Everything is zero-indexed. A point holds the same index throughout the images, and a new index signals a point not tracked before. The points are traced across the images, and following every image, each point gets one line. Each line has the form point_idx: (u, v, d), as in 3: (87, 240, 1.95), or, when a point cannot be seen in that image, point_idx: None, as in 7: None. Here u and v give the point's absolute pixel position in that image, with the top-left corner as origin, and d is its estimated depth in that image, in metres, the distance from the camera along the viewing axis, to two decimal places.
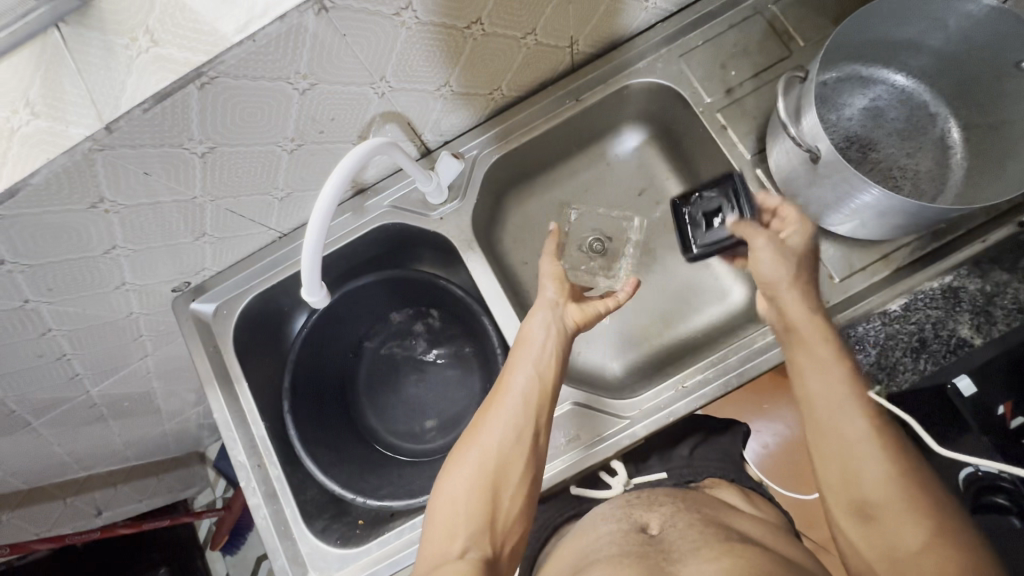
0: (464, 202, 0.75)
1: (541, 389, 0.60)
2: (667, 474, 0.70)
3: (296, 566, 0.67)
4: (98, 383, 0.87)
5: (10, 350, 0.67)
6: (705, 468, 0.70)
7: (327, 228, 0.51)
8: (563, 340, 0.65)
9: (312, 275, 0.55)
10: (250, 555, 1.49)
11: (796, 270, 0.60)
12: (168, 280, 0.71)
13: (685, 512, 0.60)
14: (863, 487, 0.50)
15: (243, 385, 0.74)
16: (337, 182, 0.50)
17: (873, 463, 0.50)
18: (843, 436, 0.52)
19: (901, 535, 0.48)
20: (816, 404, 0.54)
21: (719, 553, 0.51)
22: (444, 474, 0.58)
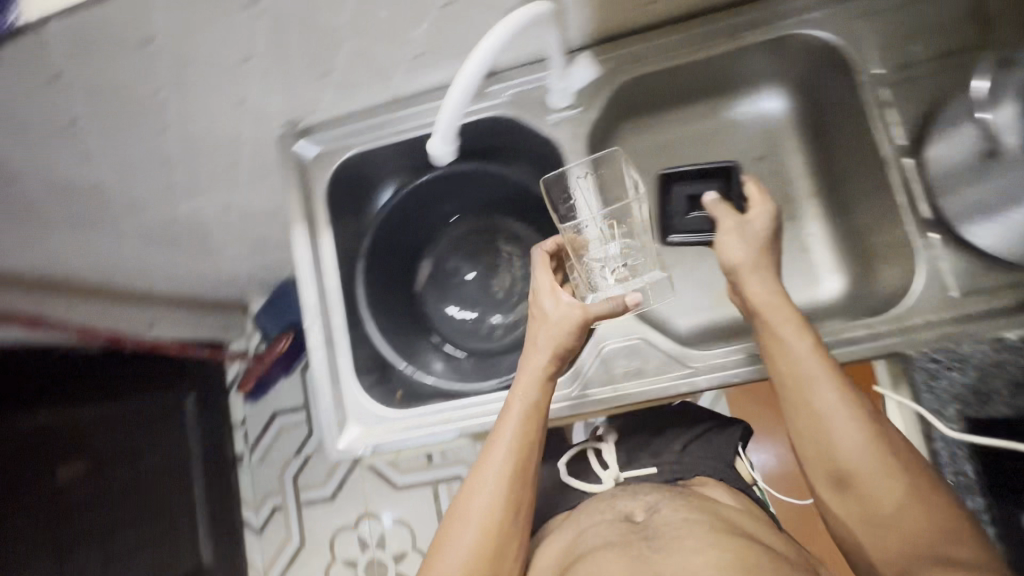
0: (585, 113, 0.72)
1: (525, 464, 0.63)
2: (658, 470, 0.81)
3: (339, 412, 0.71)
4: (188, 201, 0.91)
5: (130, 139, 0.69)
6: (695, 467, 0.79)
7: (495, 58, 0.50)
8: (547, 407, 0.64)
9: (453, 115, 0.53)
10: (267, 408, 1.69)
11: (758, 256, 0.62)
12: (283, 112, 0.71)
13: (667, 500, 0.70)
14: (849, 462, 0.54)
15: (325, 233, 0.75)
16: (519, 21, 0.50)
17: (848, 434, 0.54)
18: (825, 415, 0.56)
19: (882, 503, 0.53)
20: (794, 377, 0.57)
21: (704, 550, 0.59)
22: (443, 540, 0.62)
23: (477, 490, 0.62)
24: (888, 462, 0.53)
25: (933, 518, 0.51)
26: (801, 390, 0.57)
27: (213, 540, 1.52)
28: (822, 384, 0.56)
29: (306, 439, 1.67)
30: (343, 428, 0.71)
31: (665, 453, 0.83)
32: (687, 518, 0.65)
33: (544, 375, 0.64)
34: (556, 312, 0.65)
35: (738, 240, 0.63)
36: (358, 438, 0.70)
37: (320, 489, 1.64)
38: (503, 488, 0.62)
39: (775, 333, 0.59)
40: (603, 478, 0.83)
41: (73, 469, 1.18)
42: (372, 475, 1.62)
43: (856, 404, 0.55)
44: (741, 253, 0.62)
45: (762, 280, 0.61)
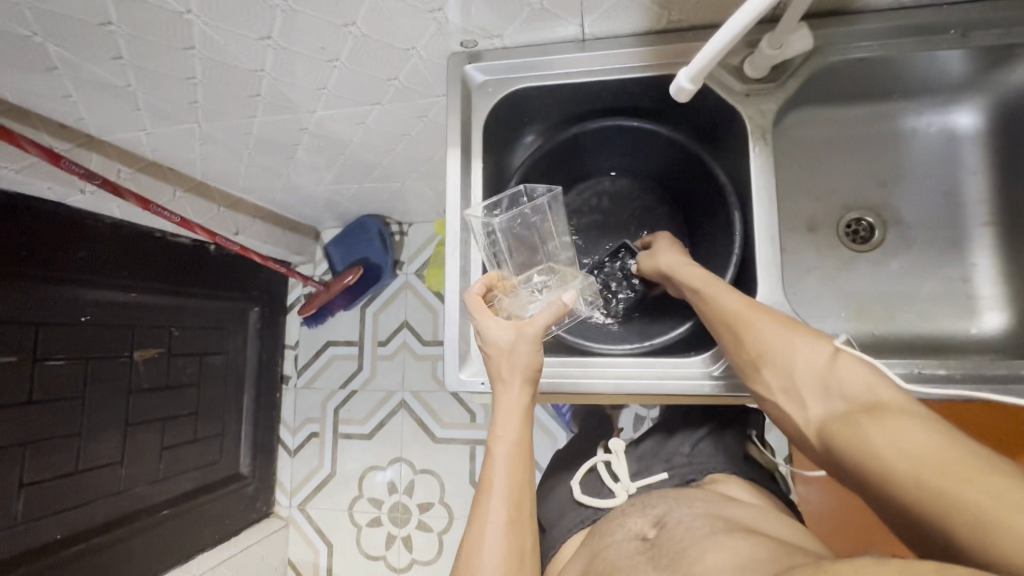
0: (778, 89, 0.68)
1: (521, 480, 0.59)
2: (668, 474, 0.82)
3: (463, 346, 0.69)
4: (326, 109, 0.90)
5: (311, 27, 0.67)
6: (706, 464, 0.82)
7: None
8: (526, 433, 0.61)
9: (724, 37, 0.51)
10: (322, 336, 1.70)
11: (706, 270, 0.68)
12: (466, 30, 0.69)
13: (675, 511, 0.68)
14: (781, 362, 0.55)
15: (478, 164, 0.74)
16: None
17: (766, 349, 0.57)
18: (753, 334, 0.58)
19: (816, 393, 0.53)
20: (726, 324, 0.60)
21: (719, 547, 0.57)
22: None
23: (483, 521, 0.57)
24: (817, 364, 0.54)
25: (862, 386, 0.50)
26: (730, 325, 0.60)
27: (252, 452, 1.57)
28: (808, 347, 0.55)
29: (354, 374, 1.68)
30: (464, 364, 0.69)
31: (674, 457, 0.85)
32: (688, 529, 0.63)
33: (524, 407, 0.61)
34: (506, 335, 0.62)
35: (670, 252, 0.73)
36: (477, 377, 0.68)
37: (359, 424, 1.66)
38: (506, 526, 0.57)
39: (708, 295, 0.64)
40: (616, 490, 0.82)
41: (147, 354, 1.23)
42: (412, 422, 1.62)
43: (779, 323, 0.58)
44: (676, 257, 0.71)
45: (726, 287, 0.63)
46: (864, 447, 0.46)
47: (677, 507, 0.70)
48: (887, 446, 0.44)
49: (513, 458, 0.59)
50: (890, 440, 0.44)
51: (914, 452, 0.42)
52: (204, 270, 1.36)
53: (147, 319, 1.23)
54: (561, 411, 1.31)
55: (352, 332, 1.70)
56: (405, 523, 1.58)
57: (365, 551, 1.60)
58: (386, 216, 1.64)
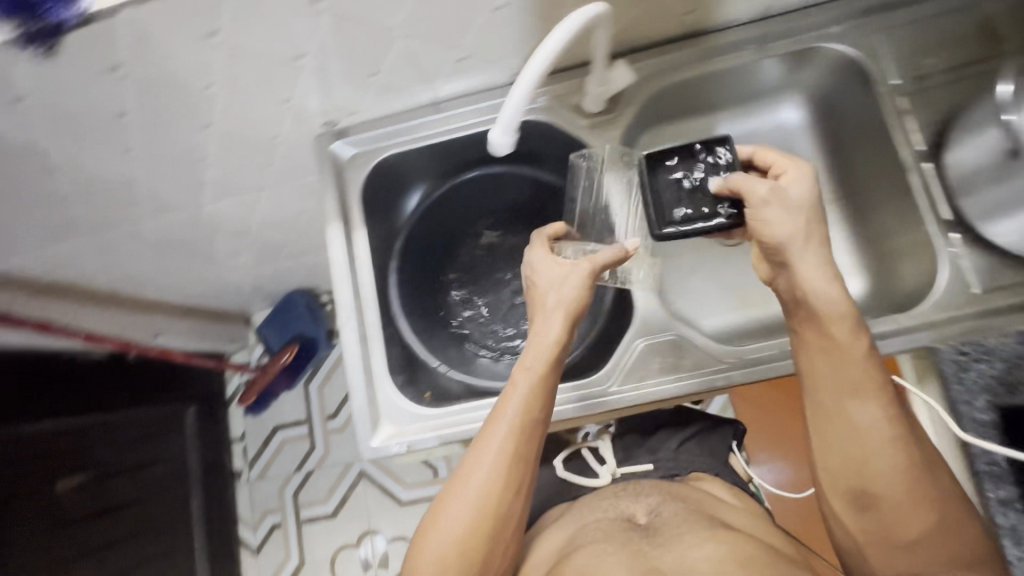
0: (617, 118, 0.74)
1: (531, 420, 0.62)
2: (654, 466, 0.85)
3: (372, 409, 0.70)
4: (212, 202, 0.92)
5: (170, 134, 0.69)
6: (691, 463, 0.85)
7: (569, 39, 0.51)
8: (551, 378, 0.63)
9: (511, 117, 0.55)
10: (269, 421, 1.66)
11: (806, 229, 0.61)
12: (324, 112, 0.73)
13: (670, 502, 0.75)
14: (871, 450, 0.59)
15: (361, 232, 0.77)
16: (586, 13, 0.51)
17: (880, 462, 0.59)
18: (869, 428, 0.59)
19: (899, 524, 0.59)
20: (846, 391, 0.60)
21: (705, 540, 0.66)
22: (440, 506, 0.62)
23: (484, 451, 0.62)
24: (911, 494, 0.58)
25: (902, 497, 0.59)
26: (846, 401, 0.60)
27: (212, 559, 1.48)
28: (875, 423, 0.59)
29: (309, 453, 1.63)
30: (377, 427, 0.70)
31: (661, 450, 0.88)
32: (681, 517, 0.72)
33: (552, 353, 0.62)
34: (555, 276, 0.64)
35: (783, 210, 0.61)
36: (391, 438, 0.69)
37: (322, 505, 1.60)
38: (505, 462, 0.61)
39: (826, 328, 0.60)
40: (602, 474, 0.86)
41: (73, 483, 1.16)
42: (377, 490, 1.58)
43: (884, 419, 0.59)
44: (788, 228, 0.60)
45: (818, 257, 0.60)
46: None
47: (668, 500, 0.76)
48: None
49: (534, 397, 0.61)
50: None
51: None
52: (125, 382, 1.31)
53: (68, 444, 1.16)
54: None
55: (300, 411, 1.66)
56: None
57: None
58: (313, 288, 1.63)
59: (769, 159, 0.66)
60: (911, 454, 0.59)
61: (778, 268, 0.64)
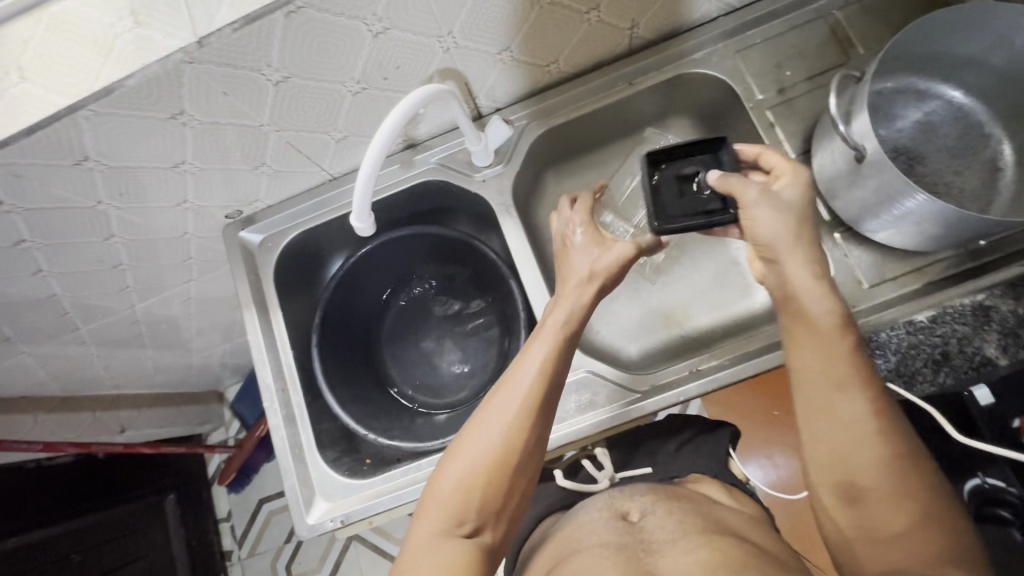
0: (508, 168, 0.77)
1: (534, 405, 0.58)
2: (653, 470, 0.81)
3: (305, 489, 0.71)
4: (143, 300, 0.94)
5: (74, 251, 0.72)
6: (691, 464, 0.80)
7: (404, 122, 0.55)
8: (553, 381, 0.59)
9: (362, 203, 0.59)
10: (253, 496, 1.64)
11: (795, 230, 0.58)
12: (225, 205, 0.75)
13: (665, 503, 0.69)
14: (845, 435, 0.54)
15: (278, 313, 0.78)
16: (411, 103, 0.55)
17: (860, 451, 0.53)
18: (852, 418, 0.54)
19: (889, 520, 0.52)
20: (827, 380, 0.55)
21: (697, 546, 0.60)
22: (447, 457, 0.59)
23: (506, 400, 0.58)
24: (899, 487, 0.52)
25: (891, 490, 0.52)
26: (827, 391, 0.55)
27: None
28: (857, 411, 0.54)
29: None
30: (311, 506, 0.70)
31: (661, 454, 0.84)
32: (674, 524, 0.65)
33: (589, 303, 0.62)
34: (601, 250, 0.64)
35: (773, 213, 0.58)
36: (326, 515, 0.69)
37: (315, 575, 1.57)
38: (506, 431, 0.57)
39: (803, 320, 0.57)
40: (600, 478, 0.82)
41: None
42: (368, 551, 1.56)
43: (869, 410, 0.54)
44: (776, 227, 0.58)
45: (805, 257, 0.57)
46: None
47: (661, 500, 0.70)
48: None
49: (543, 376, 0.58)
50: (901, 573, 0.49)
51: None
52: (94, 482, 1.31)
53: (43, 554, 1.14)
54: None
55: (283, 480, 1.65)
56: None
57: None
58: None
59: (771, 161, 0.61)
60: (896, 447, 0.53)
61: (767, 266, 0.60)
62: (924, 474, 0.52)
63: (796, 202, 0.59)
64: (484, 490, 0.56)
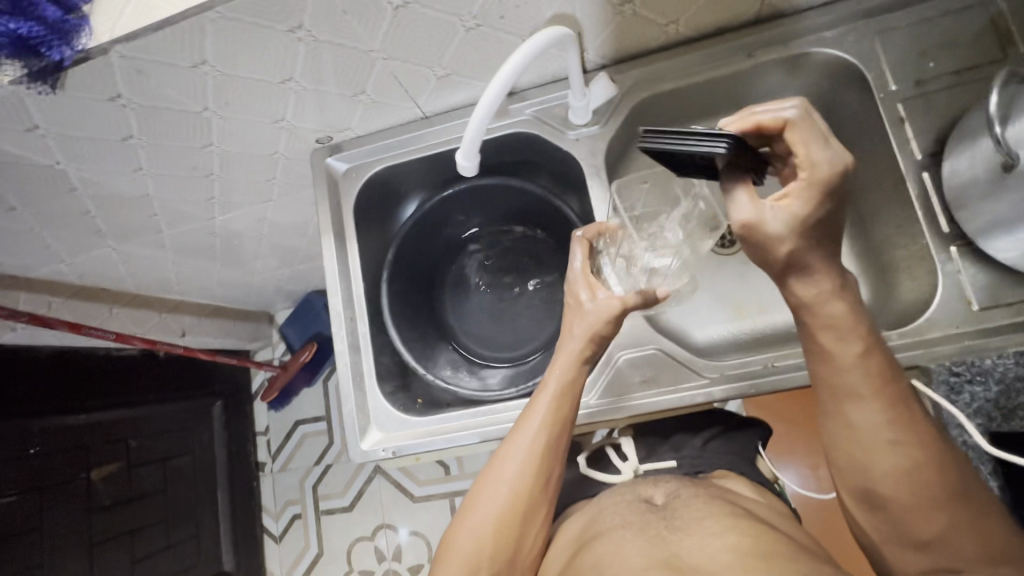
0: (604, 130, 0.74)
1: (541, 455, 0.63)
2: (677, 463, 0.80)
3: (362, 416, 0.73)
4: (224, 213, 0.96)
5: (174, 154, 0.74)
6: (717, 461, 0.79)
7: (529, 63, 0.54)
8: (561, 430, 0.64)
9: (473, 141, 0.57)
10: (291, 416, 1.73)
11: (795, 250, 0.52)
12: (317, 129, 0.76)
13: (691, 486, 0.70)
14: (862, 449, 0.55)
15: (353, 244, 0.79)
16: (534, 48, 0.53)
17: (881, 461, 0.54)
18: (867, 428, 0.55)
19: (918, 524, 0.53)
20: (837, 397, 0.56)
21: (724, 530, 0.59)
22: (464, 516, 0.65)
23: (507, 461, 0.64)
24: (920, 494, 0.53)
25: (917, 494, 0.53)
26: (841, 403, 0.56)
27: (235, 547, 1.56)
28: (874, 421, 0.55)
29: (327, 448, 1.70)
30: (365, 434, 0.73)
31: (686, 447, 0.83)
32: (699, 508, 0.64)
33: (583, 355, 0.64)
34: (591, 304, 0.65)
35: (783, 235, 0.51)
36: (378, 444, 0.72)
37: (339, 498, 1.66)
38: (515, 485, 0.63)
39: (817, 340, 0.56)
40: (624, 469, 0.80)
41: (106, 471, 1.25)
42: (390, 485, 1.63)
43: (885, 419, 0.55)
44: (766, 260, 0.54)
45: (817, 270, 0.54)
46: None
47: (686, 484, 0.71)
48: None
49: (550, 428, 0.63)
50: None
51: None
52: (157, 377, 1.40)
53: (104, 434, 1.26)
54: None
55: (320, 406, 1.72)
56: None
57: None
58: None
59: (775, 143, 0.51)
60: (914, 455, 0.54)
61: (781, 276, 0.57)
62: (948, 476, 0.53)
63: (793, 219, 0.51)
64: (496, 541, 0.62)
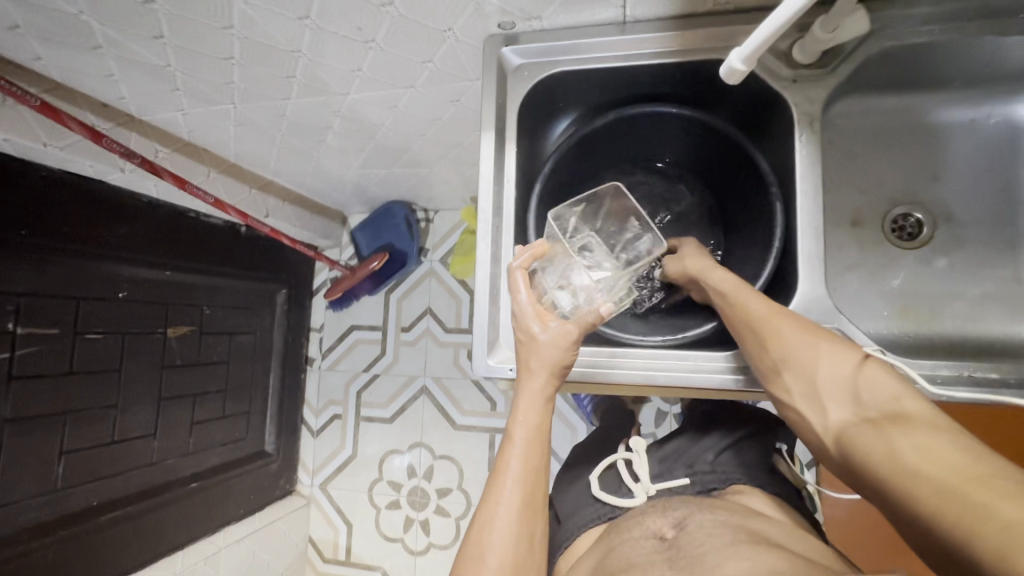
0: (827, 76, 0.65)
1: (525, 503, 0.58)
2: (690, 480, 0.76)
3: (493, 329, 0.69)
4: (358, 92, 0.90)
5: (348, 7, 0.66)
6: (730, 476, 0.75)
7: None
8: (540, 470, 0.60)
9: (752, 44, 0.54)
10: (347, 320, 1.72)
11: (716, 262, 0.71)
12: (505, 11, 0.67)
13: (697, 515, 0.64)
14: (804, 372, 0.57)
15: (511, 148, 0.73)
16: None
17: (830, 383, 0.55)
18: (791, 352, 0.58)
19: (880, 427, 0.49)
20: (751, 328, 0.61)
21: (748, 550, 0.54)
22: None
23: (492, 518, 0.57)
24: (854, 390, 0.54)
25: (879, 396, 0.52)
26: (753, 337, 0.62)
27: (276, 431, 1.60)
28: (801, 338, 0.58)
29: (377, 358, 1.70)
30: (493, 350, 0.69)
31: (698, 462, 0.78)
32: (712, 532, 0.60)
33: (547, 395, 0.61)
34: (547, 338, 0.61)
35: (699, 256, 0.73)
36: (504, 362, 0.68)
37: (380, 408, 1.67)
38: (509, 544, 0.56)
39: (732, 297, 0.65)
40: (636, 491, 0.76)
41: (180, 332, 1.26)
42: (433, 407, 1.63)
43: (812, 333, 0.58)
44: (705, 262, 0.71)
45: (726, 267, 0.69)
46: (881, 456, 0.48)
47: (702, 510, 0.65)
48: (910, 456, 0.45)
49: (526, 462, 0.60)
50: (918, 455, 0.45)
51: (942, 462, 0.43)
52: (237, 251, 1.39)
53: (181, 295, 1.25)
54: (584, 403, 1.30)
55: (377, 316, 1.71)
56: (424, 506, 1.60)
57: (384, 532, 1.62)
58: (413, 203, 1.63)
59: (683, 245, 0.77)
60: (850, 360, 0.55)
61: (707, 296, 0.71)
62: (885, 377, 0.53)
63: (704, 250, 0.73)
64: None
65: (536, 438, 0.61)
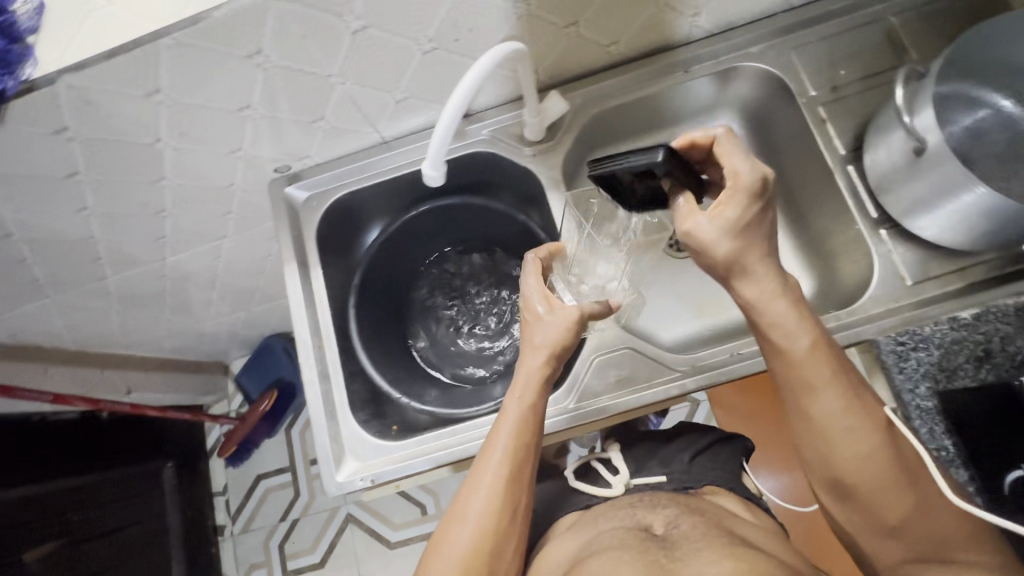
0: (558, 145, 0.78)
1: (508, 488, 0.60)
2: (667, 478, 0.75)
3: (336, 445, 0.71)
4: (175, 254, 0.93)
5: (124, 191, 0.71)
6: (704, 476, 0.75)
7: (482, 79, 0.55)
8: (530, 455, 0.61)
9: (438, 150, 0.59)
10: (251, 472, 1.62)
11: (745, 240, 0.59)
12: (275, 158, 0.75)
13: (688, 514, 0.65)
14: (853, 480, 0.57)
15: (317, 272, 0.79)
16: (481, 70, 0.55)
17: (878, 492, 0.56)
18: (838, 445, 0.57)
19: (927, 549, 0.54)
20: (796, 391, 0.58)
21: (720, 557, 0.57)
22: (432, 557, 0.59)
23: (472, 495, 0.60)
24: (904, 477, 0.56)
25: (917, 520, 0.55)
26: (801, 396, 0.59)
27: None
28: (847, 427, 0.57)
29: (293, 501, 1.59)
30: (340, 464, 0.70)
31: (675, 462, 0.78)
32: (706, 531, 0.61)
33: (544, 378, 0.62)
34: (551, 316, 0.64)
35: (719, 228, 0.58)
36: (355, 474, 0.69)
37: (308, 554, 1.55)
38: (485, 525, 0.58)
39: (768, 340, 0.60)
40: (613, 483, 0.76)
41: (42, 551, 1.11)
42: (363, 533, 1.54)
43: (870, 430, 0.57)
44: (722, 242, 0.58)
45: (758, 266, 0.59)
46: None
47: (686, 512, 0.66)
48: None
49: (517, 442, 0.60)
50: None
51: None
52: (95, 442, 1.29)
53: (38, 509, 1.13)
54: None
55: (282, 457, 1.62)
56: None
57: None
58: (291, 332, 1.61)
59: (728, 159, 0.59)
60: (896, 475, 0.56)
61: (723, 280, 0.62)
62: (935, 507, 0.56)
63: (740, 212, 0.58)
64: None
65: (528, 425, 0.61)
